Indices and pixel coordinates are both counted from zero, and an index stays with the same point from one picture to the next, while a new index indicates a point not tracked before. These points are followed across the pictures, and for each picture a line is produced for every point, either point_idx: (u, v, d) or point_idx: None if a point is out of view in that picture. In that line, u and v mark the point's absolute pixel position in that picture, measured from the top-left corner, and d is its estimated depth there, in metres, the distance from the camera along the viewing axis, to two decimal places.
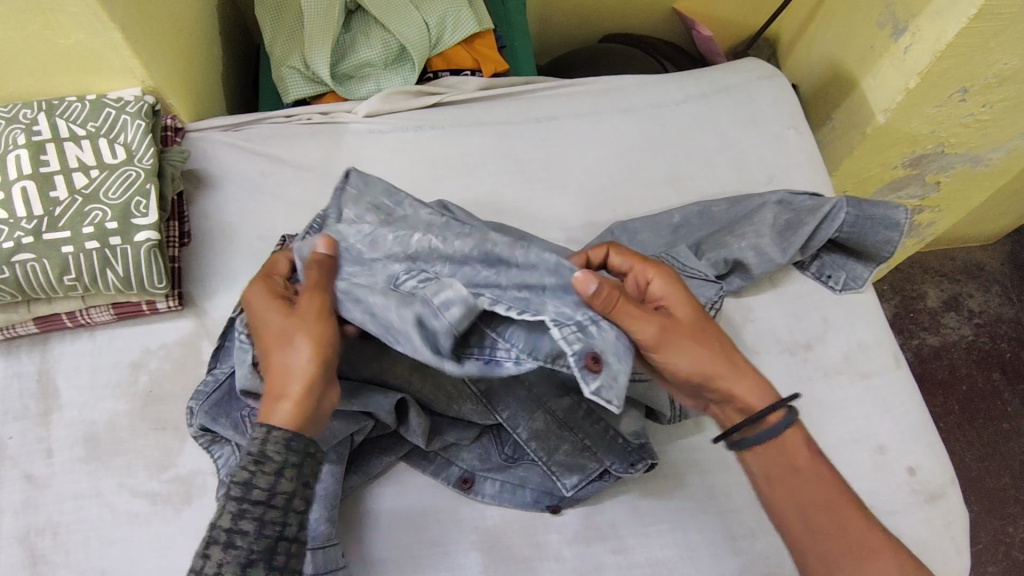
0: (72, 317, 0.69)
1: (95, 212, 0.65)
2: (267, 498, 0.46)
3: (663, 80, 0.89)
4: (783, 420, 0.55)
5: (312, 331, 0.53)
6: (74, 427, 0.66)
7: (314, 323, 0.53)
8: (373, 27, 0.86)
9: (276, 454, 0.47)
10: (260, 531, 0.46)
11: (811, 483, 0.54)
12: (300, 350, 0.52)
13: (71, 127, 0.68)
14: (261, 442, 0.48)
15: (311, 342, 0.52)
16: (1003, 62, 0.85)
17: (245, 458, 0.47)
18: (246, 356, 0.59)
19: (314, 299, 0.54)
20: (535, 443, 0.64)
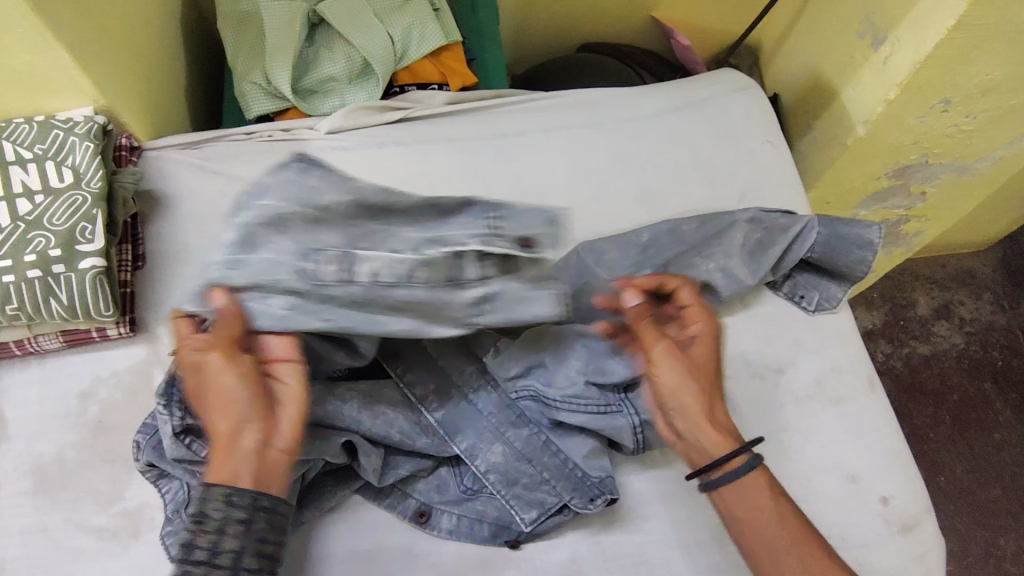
0: (21, 346, 0.67)
1: (39, 239, 0.63)
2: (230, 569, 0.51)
3: (634, 94, 0.87)
4: (744, 462, 0.58)
5: (223, 386, 0.55)
6: (21, 459, 0.64)
7: (217, 382, 0.55)
8: (337, 40, 0.84)
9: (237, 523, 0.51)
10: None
11: (772, 521, 0.56)
12: (219, 409, 0.55)
13: (18, 150, 0.66)
14: (221, 512, 0.51)
15: (218, 396, 0.55)
16: (985, 73, 0.82)
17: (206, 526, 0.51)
18: (172, 419, 0.59)
19: (212, 360, 0.55)
20: (494, 475, 0.63)
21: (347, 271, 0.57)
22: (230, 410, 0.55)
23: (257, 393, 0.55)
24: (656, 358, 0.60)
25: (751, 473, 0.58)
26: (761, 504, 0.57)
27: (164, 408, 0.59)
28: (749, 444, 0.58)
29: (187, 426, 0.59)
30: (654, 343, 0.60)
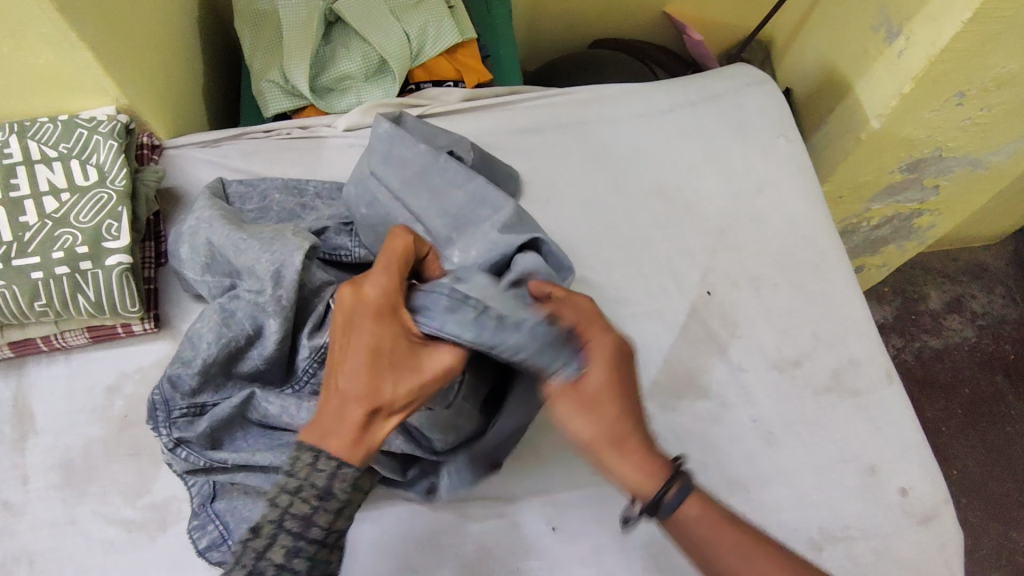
0: (47, 342, 0.68)
1: (66, 236, 0.64)
2: (321, 538, 0.48)
3: (649, 89, 0.87)
4: (682, 489, 0.52)
5: (370, 326, 0.49)
6: (49, 452, 0.65)
7: (369, 319, 0.49)
8: (354, 39, 0.85)
9: (341, 494, 0.48)
10: (280, 568, 0.47)
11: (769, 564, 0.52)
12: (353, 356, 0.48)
13: (43, 149, 0.67)
14: (328, 478, 0.47)
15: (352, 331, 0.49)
16: (1000, 66, 0.82)
17: (309, 491, 0.47)
18: (163, 437, 0.61)
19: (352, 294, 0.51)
20: (526, 354, 0.51)
21: (263, 237, 0.63)
22: (361, 355, 0.48)
23: (369, 322, 0.49)
24: (556, 392, 0.52)
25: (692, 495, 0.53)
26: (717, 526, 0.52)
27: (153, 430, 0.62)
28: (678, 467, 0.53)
29: (180, 440, 0.61)
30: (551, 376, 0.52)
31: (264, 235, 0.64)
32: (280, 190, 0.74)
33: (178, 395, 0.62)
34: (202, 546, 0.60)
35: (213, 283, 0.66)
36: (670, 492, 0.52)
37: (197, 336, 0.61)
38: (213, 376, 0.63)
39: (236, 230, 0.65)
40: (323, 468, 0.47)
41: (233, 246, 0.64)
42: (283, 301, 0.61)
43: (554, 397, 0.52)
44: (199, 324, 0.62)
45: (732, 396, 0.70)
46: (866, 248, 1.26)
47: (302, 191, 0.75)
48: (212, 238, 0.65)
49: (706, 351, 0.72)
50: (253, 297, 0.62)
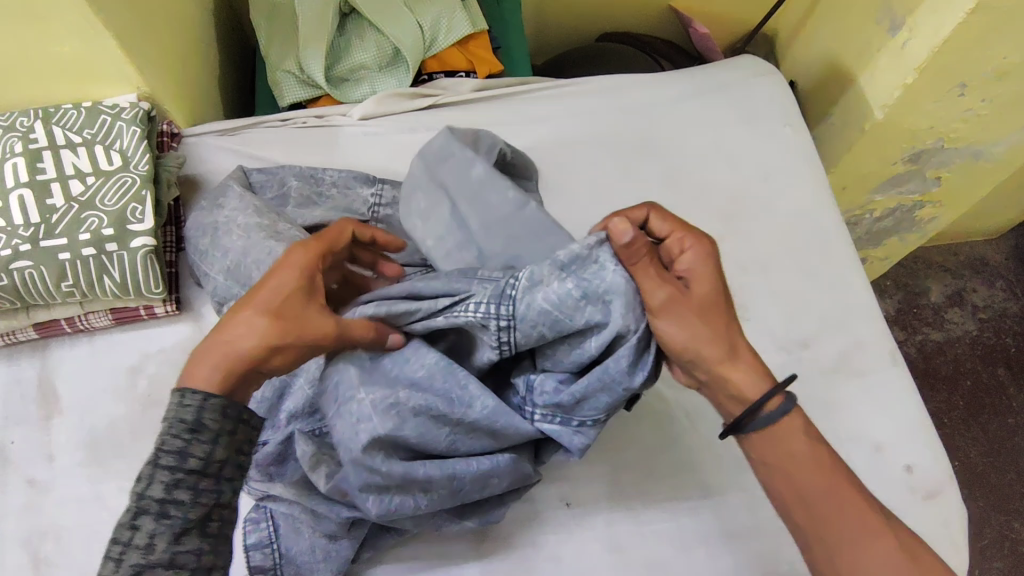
0: (71, 323, 0.69)
1: (92, 219, 0.66)
2: (202, 468, 0.48)
3: (658, 79, 0.89)
4: (784, 402, 0.54)
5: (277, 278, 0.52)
6: (74, 431, 0.67)
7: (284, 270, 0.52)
8: (368, 30, 0.86)
9: (211, 424, 0.48)
10: (164, 502, 0.47)
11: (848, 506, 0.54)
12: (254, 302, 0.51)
13: (67, 134, 0.69)
14: (195, 412, 0.48)
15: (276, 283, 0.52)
16: (1002, 57, 0.84)
17: (178, 427, 0.48)
18: None
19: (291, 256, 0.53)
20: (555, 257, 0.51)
21: (288, 246, 0.65)
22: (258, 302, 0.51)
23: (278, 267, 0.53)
24: (658, 309, 0.51)
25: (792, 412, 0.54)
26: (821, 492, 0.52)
27: None
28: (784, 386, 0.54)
29: None
30: (654, 288, 0.51)
31: (285, 241, 0.66)
32: (302, 181, 0.75)
33: None
34: None
35: (233, 289, 0.66)
36: (769, 407, 0.54)
37: None
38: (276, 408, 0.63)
39: (258, 238, 0.66)
40: (190, 403, 0.48)
41: (258, 257, 0.65)
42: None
43: (655, 312, 0.51)
44: None
45: None
46: (868, 240, 1.27)
47: (321, 182, 0.76)
48: (237, 247, 0.66)
49: None
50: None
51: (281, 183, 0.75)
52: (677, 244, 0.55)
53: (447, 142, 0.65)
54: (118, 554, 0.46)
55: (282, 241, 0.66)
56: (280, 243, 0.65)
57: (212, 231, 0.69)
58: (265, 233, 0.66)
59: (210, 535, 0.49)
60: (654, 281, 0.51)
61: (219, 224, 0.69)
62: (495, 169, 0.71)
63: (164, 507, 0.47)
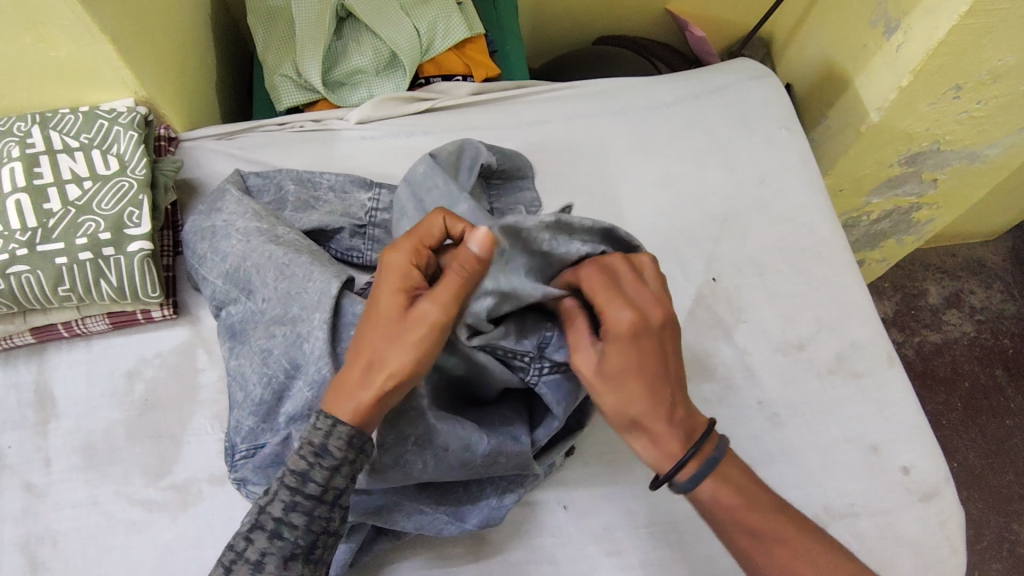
0: (68, 327, 0.69)
1: (89, 223, 0.66)
2: (319, 494, 0.49)
3: (653, 82, 0.89)
4: (689, 478, 0.53)
5: (387, 289, 0.52)
6: (71, 435, 0.67)
7: (391, 277, 0.52)
8: (365, 34, 0.87)
9: (336, 451, 0.49)
10: (280, 521, 0.48)
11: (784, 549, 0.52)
12: (368, 325, 0.52)
13: (65, 139, 0.69)
14: (324, 436, 0.49)
15: (389, 297, 0.52)
16: (996, 59, 0.84)
17: (306, 449, 0.49)
18: (237, 477, 0.61)
19: (395, 258, 0.52)
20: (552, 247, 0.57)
21: (287, 249, 0.66)
22: (375, 318, 0.52)
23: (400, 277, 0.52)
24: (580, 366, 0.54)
25: (721, 463, 0.55)
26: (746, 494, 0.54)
27: (234, 479, 0.62)
28: (699, 444, 0.53)
29: (244, 478, 0.61)
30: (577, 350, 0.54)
31: (284, 244, 0.66)
32: (298, 185, 0.75)
33: (239, 441, 0.62)
34: None
35: (233, 293, 0.67)
36: (682, 474, 0.54)
37: (243, 376, 0.63)
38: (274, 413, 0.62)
39: (256, 241, 0.67)
40: (320, 427, 0.49)
41: (258, 260, 0.65)
42: (322, 347, 0.59)
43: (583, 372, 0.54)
44: (241, 363, 0.63)
45: (738, 378, 0.72)
46: (865, 242, 1.27)
47: (318, 185, 0.76)
48: (235, 250, 0.67)
49: (712, 335, 0.73)
50: (289, 334, 0.62)
51: (278, 188, 0.75)
52: (605, 298, 0.54)
53: (428, 173, 0.65)
54: (230, 563, 0.48)
55: (282, 244, 0.66)
56: (280, 246, 0.66)
57: (211, 234, 0.69)
58: (265, 237, 0.67)
59: (313, 561, 0.50)
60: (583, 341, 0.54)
61: (217, 228, 0.69)
62: (486, 174, 0.72)
63: (279, 527, 0.48)
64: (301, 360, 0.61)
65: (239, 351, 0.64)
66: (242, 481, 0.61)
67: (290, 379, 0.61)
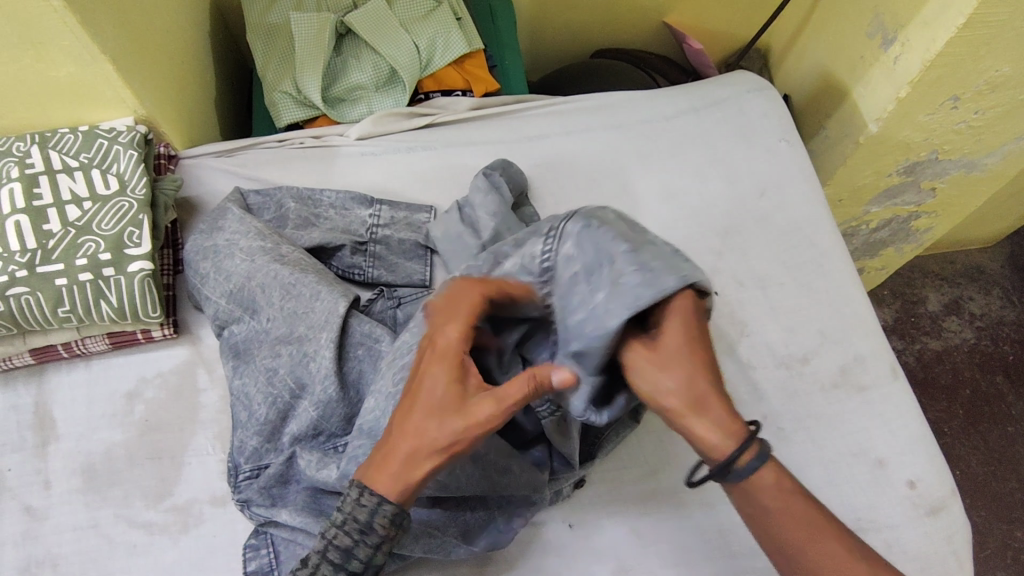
0: (68, 348, 0.69)
1: (89, 244, 0.66)
2: (361, 570, 0.48)
3: (653, 96, 0.89)
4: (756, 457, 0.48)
5: (437, 371, 0.50)
6: (71, 457, 0.66)
7: (445, 360, 0.50)
8: (364, 50, 0.87)
9: (380, 529, 0.47)
10: None
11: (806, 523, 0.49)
12: (418, 406, 0.49)
13: (64, 159, 0.68)
14: (368, 514, 0.47)
15: (442, 383, 0.49)
16: (994, 70, 0.84)
17: (351, 526, 0.47)
18: (242, 500, 0.61)
19: (442, 340, 0.51)
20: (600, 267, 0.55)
21: (298, 265, 0.67)
22: (422, 399, 0.49)
23: (448, 361, 0.50)
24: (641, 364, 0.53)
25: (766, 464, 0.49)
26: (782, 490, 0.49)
27: (239, 503, 0.61)
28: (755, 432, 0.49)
29: (248, 500, 0.61)
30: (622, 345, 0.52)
31: (292, 263, 0.66)
32: (300, 205, 0.75)
33: (246, 463, 0.62)
34: (251, 569, 0.60)
35: (234, 310, 0.66)
36: (744, 457, 0.48)
37: (246, 396, 0.63)
38: (276, 434, 0.62)
39: (260, 260, 0.66)
40: (366, 504, 0.47)
41: (261, 279, 0.65)
42: (327, 367, 0.60)
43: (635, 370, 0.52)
44: (244, 383, 0.63)
45: (743, 394, 0.71)
46: (865, 251, 1.28)
47: (322, 205, 0.75)
48: (239, 270, 0.66)
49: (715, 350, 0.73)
50: (295, 353, 0.62)
51: (281, 207, 0.74)
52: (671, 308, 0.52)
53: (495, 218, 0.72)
54: None
55: (292, 265, 0.66)
56: (287, 265, 0.66)
57: (215, 257, 0.68)
58: (270, 257, 0.67)
59: None
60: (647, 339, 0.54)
61: (223, 250, 0.68)
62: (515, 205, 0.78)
63: None
64: (306, 380, 0.62)
65: (241, 369, 0.64)
66: (246, 502, 0.61)
67: (295, 399, 0.62)
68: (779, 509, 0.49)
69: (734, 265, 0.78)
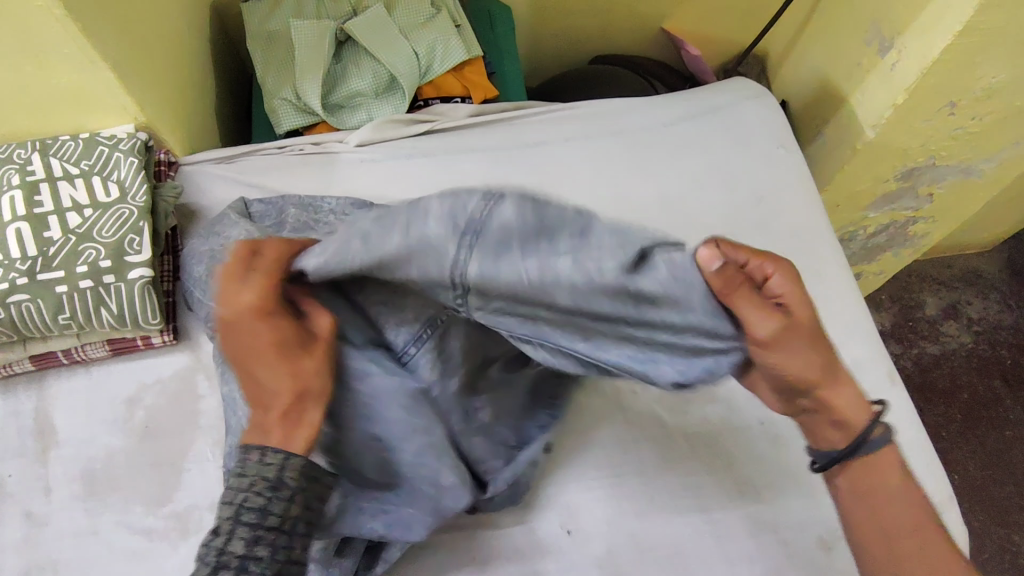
0: (68, 354, 0.69)
1: (89, 251, 0.66)
2: (279, 525, 0.47)
3: (651, 102, 0.89)
4: (882, 435, 0.53)
5: (251, 329, 0.48)
6: (71, 463, 0.66)
7: (245, 318, 0.49)
8: (364, 58, 0.87)
9: (292, 481, 0.47)
10: (244, 558, 0.45)
11: (912, 516, 0.53)
12: (256, 365, 0.49)
13: (65, 166, 0.69)
14: (277, 469, 0.47)
15: (263, 336, 0.48)
16: (990, 77, 0.85)
17: (259, 487, 0.46)
18: None
19: (247, 299, 0.49)
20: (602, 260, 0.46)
21: None
22: (264, 355, 0.49)
23: (263, 312, 0.49)
24: (767, 342, 0.45)
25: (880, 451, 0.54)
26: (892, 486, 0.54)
27: None
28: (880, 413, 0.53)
29: None
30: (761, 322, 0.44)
31: None
32: (298, 208, 0.75)
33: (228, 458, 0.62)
34: None
35: None
36: (875, 432, 0.52)
37: (234, 397, 0.62)
38: None
39: None
40: (271, 462, 0.47)
41: None
42: None
43: (768, 348, 0.45)
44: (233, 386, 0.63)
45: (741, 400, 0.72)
46: (863, 256, 1.28)
47: (319, 208, 0.75)
48: None
49: None
50: None
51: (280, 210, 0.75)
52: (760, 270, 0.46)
53: None
54: None
55: None
56: None
57: (209, 258, 0.68)
58: None
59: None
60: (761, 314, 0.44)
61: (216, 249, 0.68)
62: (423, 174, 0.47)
63: (243, 564, 0.45)
64: None
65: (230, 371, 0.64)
66: None
67: None
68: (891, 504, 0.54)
69: None
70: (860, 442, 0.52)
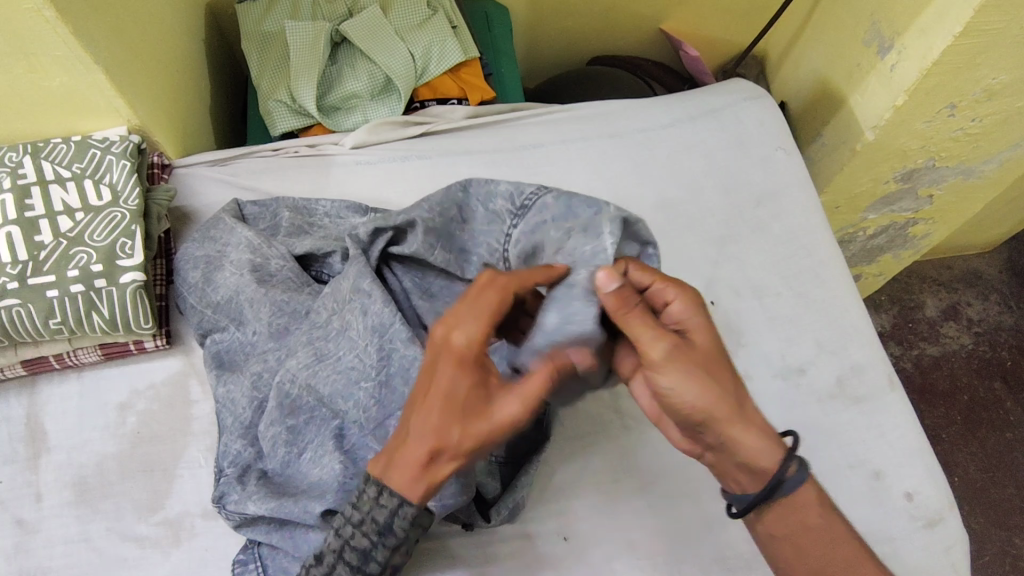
0: (60, 360, 0.68)
1: (81, 255, 0.66)
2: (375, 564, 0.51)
3: (649, 104, 0.89)
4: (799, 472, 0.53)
5: (449, 374, 0.49)
6: (62, 470, 0.66)
7: (449, 364, 0.49)
8: (360, 59, 0.86)
9: (399, 529, 0.50)
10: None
11: (843, 549, 0.54)
12: (424, 408, 0.49)
13: (57, 169, 0.68)
14: (388, 514, 0.49)
15: (449, 384, 0.48)
16: (991, 78, 0.84)
17: (369, 525, 0.50)
18: (223, 495, 0.60)
19: (456, 340, 0.49)
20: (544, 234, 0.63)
21: (282, 273, 0.68)
22: (433, 403, 0.48)
23: (461, 361, 0.49)
24: (657, 360, 0.50)
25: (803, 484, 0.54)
26: (807, 520, 0.54)
27: (219, 499, 0.60)
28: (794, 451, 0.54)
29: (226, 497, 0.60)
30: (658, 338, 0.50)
31: (279, 269, 0.68)
32: (295, 212, 0.75)
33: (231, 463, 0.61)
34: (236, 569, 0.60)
35: (217, 317, 0.67)
36: (790, 470, 0.53)
37: (231, 400, 0.62)
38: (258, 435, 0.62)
39: (246, 268, 0.67)
40: (386, 504, 0.49)
41: (246, 286, 0.66)
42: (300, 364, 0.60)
43: (657, 367, 0.50)
44: (229, 390, 0.63)
45: None
46: (862, 257, 1.27)
47: (317, 213, 0.75)
48: (229, 278, 0.67)
49: None
50: (277, 358, 0.62)
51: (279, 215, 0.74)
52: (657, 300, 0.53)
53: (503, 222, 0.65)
54: None
55: (280, 270, 0.68)
56: (274, 272, 0.67)
57: (209, 263, 0.69)
58: (256, 266, 0.67)
59: None
60: (650, 334, 0.50)
61: (218, 255, 0.69)
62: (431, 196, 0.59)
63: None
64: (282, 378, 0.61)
65: (224, 375, 0.64)
66: (225, 499, 0.60)
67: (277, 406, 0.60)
68: (814, 530, 0.54)
69: (731, 274, 0.78)
70: (777, 481, 0.53)
